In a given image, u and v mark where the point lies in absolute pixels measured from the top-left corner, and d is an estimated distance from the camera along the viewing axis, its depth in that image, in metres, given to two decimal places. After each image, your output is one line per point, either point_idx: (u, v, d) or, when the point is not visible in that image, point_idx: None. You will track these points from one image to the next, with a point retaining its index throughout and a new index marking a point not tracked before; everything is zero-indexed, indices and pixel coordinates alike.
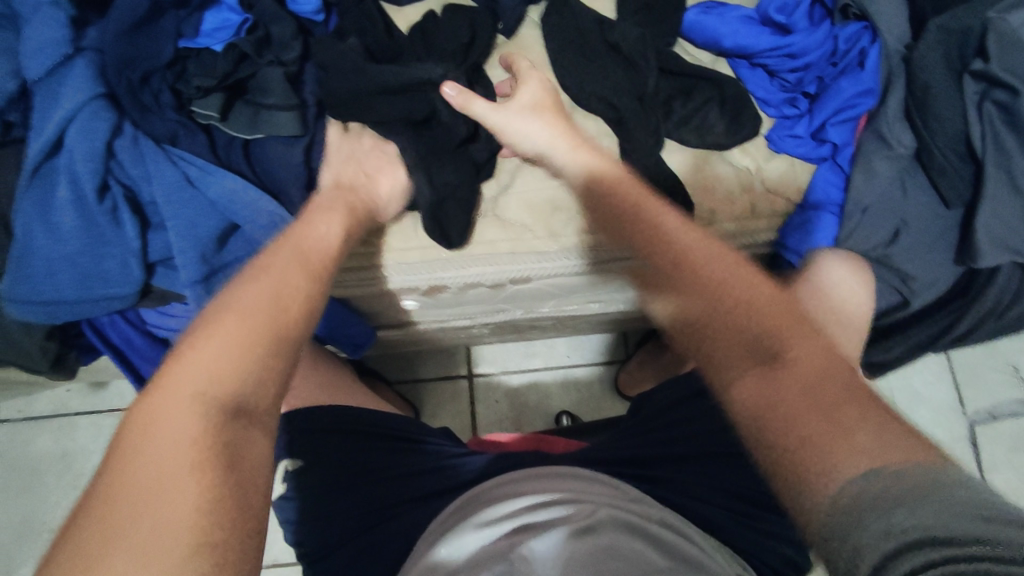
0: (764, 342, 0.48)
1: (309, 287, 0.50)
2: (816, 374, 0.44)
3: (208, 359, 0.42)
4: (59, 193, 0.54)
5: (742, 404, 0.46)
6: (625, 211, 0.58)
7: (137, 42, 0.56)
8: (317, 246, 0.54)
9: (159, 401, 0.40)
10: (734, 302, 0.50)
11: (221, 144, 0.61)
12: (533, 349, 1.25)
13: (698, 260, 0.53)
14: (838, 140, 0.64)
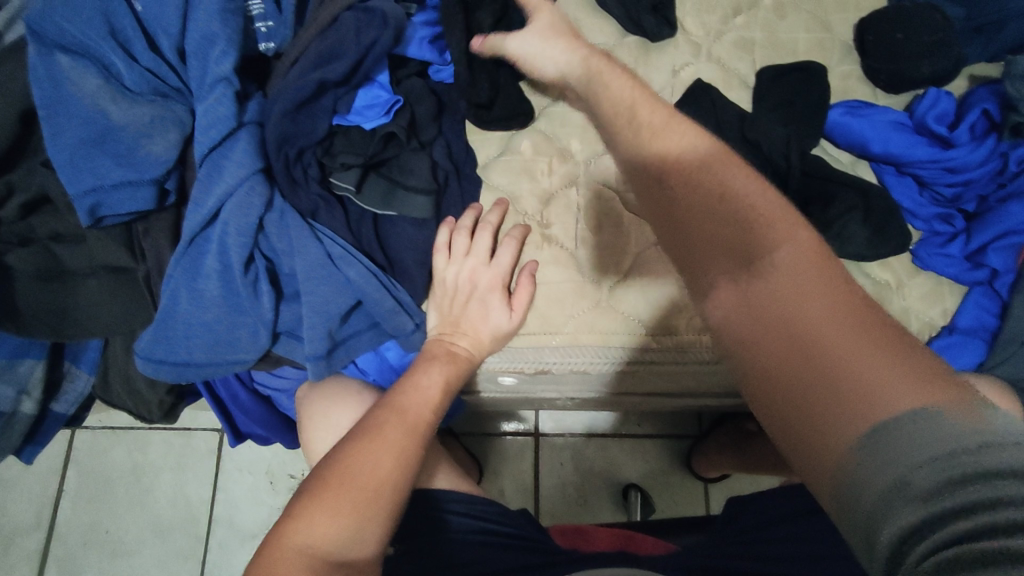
0: (839, 362, 0.33)
1: (408, 443, 0.53)
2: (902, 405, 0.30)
3: (315, 522, 0.46)
4: (206, 261, 0.55)
5: (719, 321, 0.40)
6: (669, 185, 0.45)
7: (297, 119, 0.58)
8: (418, 399, 0.57)
9: (280, 551, 0.45)
10: (783, 278, 0.37)
11: (354, 218, 0.62)
12: (603, 414, 1.21)
13: (682, 159, 0.46)
14: (999, 267, 0.60)
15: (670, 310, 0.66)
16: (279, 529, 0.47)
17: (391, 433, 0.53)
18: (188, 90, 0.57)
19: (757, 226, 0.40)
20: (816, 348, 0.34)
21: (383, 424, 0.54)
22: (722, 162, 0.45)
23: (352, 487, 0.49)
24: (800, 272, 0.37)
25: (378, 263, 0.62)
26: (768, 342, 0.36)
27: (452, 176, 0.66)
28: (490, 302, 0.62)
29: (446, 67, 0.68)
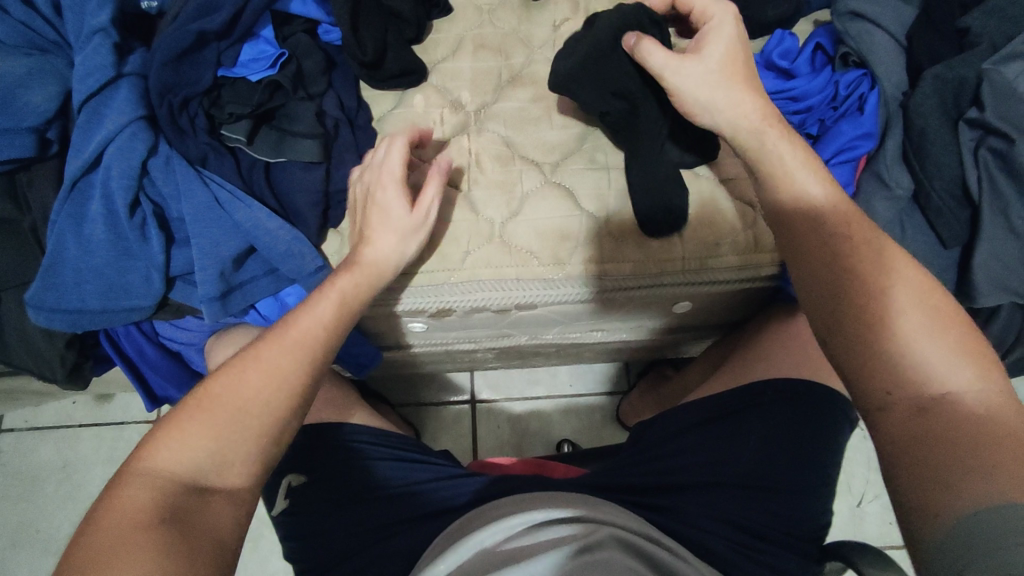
0: (925, 376, 0.44)
1: (292, 364, 0.52)
2: (967, 409, 0.42)
3: (180, 448, 0.47)
4: (92, 206, 0.58)
5: (892, 419, 0.44)
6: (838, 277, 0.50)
7: (180, 69, 0.60)
8: (307, 324, 0.55)
9: (139, 468, 0.46)
10: (904, 313, 0.47)
11: (245, 166, 0.65)
12: (536, 376, 1.19)
13: (869, 265, 0.50)
14: (839, 180, 0.66)
15: (559, 242, 0.70)
16: (141, 455, 0.47)
17: (276, 358, 0.52)
18: (65, 43, 0.59)
19: (882, 265, 0.50)
20: (908, 362, 0.45)
21: (268, 350, 0.53)
22: (788, 142, 0.58)
23: (223, 413, 0.49)
24: (927, 308, 0.47)
25: (270, 207, 0.64)
26: (912, 392, 0.44)
27: (343, 125, 0.68)
28: (388, 210, 0.60)
29: (334, 28, 0.70)
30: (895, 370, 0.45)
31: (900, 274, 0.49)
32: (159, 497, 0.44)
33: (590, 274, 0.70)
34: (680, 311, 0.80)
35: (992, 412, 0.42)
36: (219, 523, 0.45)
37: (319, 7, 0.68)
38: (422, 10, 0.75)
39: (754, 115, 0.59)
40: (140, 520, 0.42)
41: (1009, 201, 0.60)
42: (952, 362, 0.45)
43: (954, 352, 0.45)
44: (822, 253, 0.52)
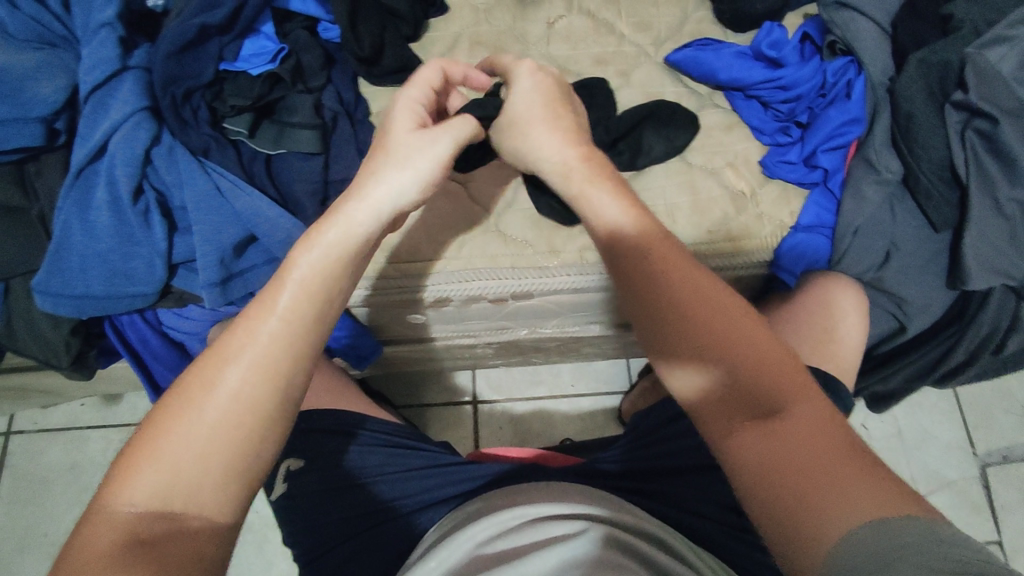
0: (763, 396, 0.43)
1: (264, 363, 0.42)
2: (807, 421, 0.41)
3: (158, 469, 0.39)
4: (97, 194, 0.60)
5: (744, 463, 0.41)
6: (671, 311, 0.48)
7: (182, 63, 0.62)
8: (274, 308, 0.44)
9: (118, 493, 0.38)
10: (734, 347, 0.45)
11: (246, 157, 0.67)
12: (538, 376, 1.18)
13: (704, 291, 0.48)
14: (829, 166, 0.67)
15: (554, 231, 0.71)
16: (116, 472, 0.39)
17: (240, 356, 0.42)
18: (74, 39, 0.62)
19: (700, 291, 0.48)
20: (742, 391, 0.44)
21: (230, 354, 0.42)
22: (613, 189, 0.52)
23: (192, 428, 0.40)
24: (747, 335, 0.46)
25: (271, 196, 0.66)
26: (749, 436, 0.42)
27: (341, 117, 0.70)
28: (398, 167, 0.50)
29: (333, 26, 0.72)
30: (739, 403, 0.44)
31: (723, 303, 0.47)
32: (139, 516, 0.37)
33: (585, 262, 0.70)
34: None
35: (822, 421, 0.41)
36: (202, 537, 0.38)
37: (318, 6, 0.70)
38: (419, 8, 0.76)
39: (574, 159, 0.54)
40: (129, 536, 0.36)
41: (997, 183, 0.61)
42: (783, 386, 0.43)
43: (782, 376, 0.44)
44: (641, 298, 0.49)
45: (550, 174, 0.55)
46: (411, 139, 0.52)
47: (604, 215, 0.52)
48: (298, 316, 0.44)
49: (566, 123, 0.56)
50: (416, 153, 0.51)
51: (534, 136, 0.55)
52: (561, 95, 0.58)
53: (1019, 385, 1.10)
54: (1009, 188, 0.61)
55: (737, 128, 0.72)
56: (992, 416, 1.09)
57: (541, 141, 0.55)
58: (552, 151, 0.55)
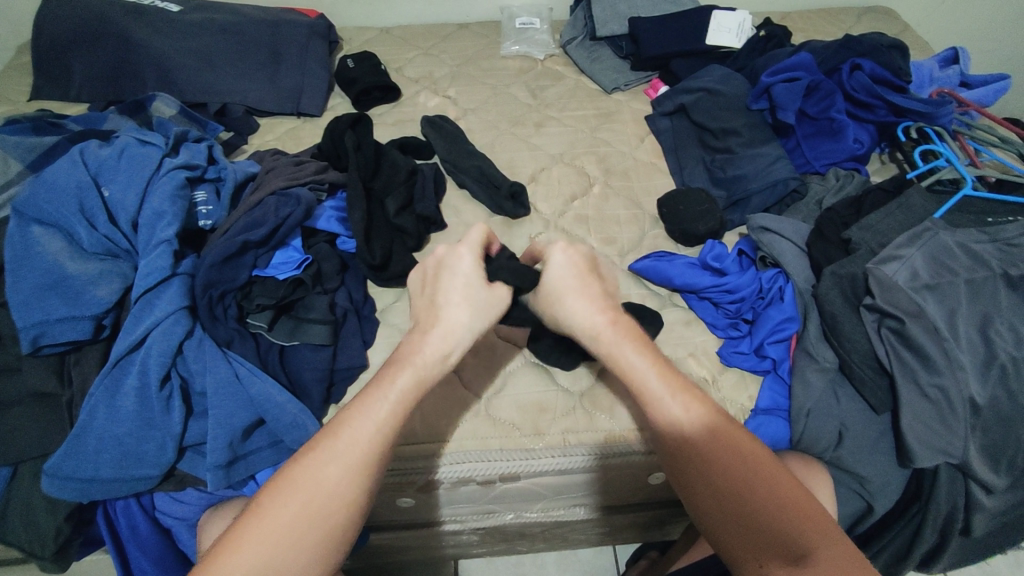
0: (791, 540, 0.50)
1: (340, 489, 0.53)
2: (829, 561, 0.48)
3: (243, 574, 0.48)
4: (127, 381, 0.66)
5: None
6: (697, 456, 0.56)
7: (222, 270, 0.74)
8: (350, 444, 0.55)
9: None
10: (754, 484, 0.53)
11: (263, 349, 0.75)
12: (523, 568, 1.14)
13: (727, 438, 0.57)
14: (776, 356, 0.77)
15: (538, 415, 0.78)
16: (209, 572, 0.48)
17: (327, 481, 0.53)
18: (134, 251, 0.73)
19: (722, 433, 0.57)
20: (761, 525, 0.51)
21: (314, 481, 0.53)
22: (636, 347, 0.63)
23: (279, 539, 0.50)
24: (767, 477, 0.54)
25: (281, 382, 0.73)
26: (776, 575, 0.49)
27: (351, 313, 0.80)
28: (456, 309, 0.63)
29: (350, 239, 0.86)
30: (764, 545, 0.51)
31: (744, 446, 0.56)
32: None
33: (567, 443, 0.76)
34: (655, 484, 0.84)
35: (842, 561, 0.48)
36: None
37: (339, 224, 0.84)
38: (422, 226, 0.91)
39: (603, 323, 0.64)
40: None
41: (916, 371, 0.71)
42: (808, 530, 0.50)
43: (804, 518, 0.51)
44: (672, 438, 0.58)
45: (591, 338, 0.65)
46: (464, 285, 0.64)
47: (644, 373, 0.61)
48: (368, 451, 0.55)
49: (594, 291, 0.67)
50: (476, 300, 0.64)
51: (573, 304, 0.66)
52: (589, 270, 0.68)
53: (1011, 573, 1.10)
54: (928, 376, 0.71)
55: (694, 323, 0.83)
56: None
57: (578, 306, 0.65)
58: (586, 317, 0.65)
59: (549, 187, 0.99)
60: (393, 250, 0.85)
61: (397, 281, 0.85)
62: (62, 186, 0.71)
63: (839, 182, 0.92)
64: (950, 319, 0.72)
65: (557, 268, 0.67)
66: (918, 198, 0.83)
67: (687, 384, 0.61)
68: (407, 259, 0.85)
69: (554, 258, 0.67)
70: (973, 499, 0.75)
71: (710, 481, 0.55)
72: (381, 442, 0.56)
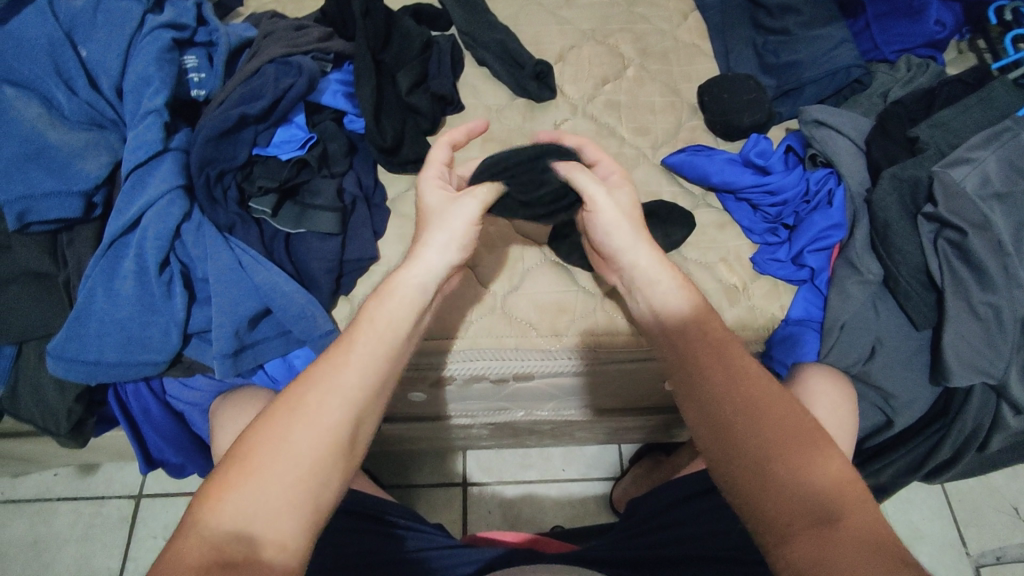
0: (822, 501, 0.45)
1: (336, 414, 0.48)
2: (863, 532, 0.44)
3: (244, 499, 0.44)
4: (125, 264, 0.63)
5: (798, 565, 0.43)
6: (728, 396, 0.51)
7: (219, 147, 0.67)
8: (354, 369, 0.49)
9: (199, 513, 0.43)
10: (786, 437, 0.48)
11: (268, 235, 0.70)
12: (530, 459, 1.17)
13: (757, 382, 0.51)
14: (815, 266, 0.72)
15: (557, 315, 0.74)
16: (207, 494, 0.44)
17: (301, 417, 0.47)
18: (121, 121, 0.67)
19: (750, 384, 0.51)
20: (798, 488, 0.46)
21: (282, 426, 0.46)
22: (679, 284, 0.58)
23: (272, 466, 0.45)
24: (800, 428, 0.48)
25: (287, 272, 0.69)
26: (806, 543, 0.44)
27: (360, 201, 0.74)
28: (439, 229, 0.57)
29: (359, 118, 0.78)
30: (790, 503, 0.45)
31: (777, 392, 0.51)
32: (225, 535, 0.42)
33: (583, 345, 0.73)
34: (671, 388, 0.82)
35: (870, 520, 0.44)
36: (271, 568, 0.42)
37: (346, 101, 0.76)
38: (437, 107, 0.82)
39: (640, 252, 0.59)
40: (219, 553, 0.42)
41: (969, 288, 0.65)
42: (837, 492, 0.46)
43: (834, 473, 0.46)
44: (699, 371, 0.53)
45: (640, 282, 0.59)
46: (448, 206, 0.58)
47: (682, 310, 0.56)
48: (361, 382, 0.49)
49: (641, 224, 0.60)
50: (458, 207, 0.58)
51: (618, 241, 0.59)
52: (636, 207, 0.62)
53: (1008, 485, 1.12)
54: (981, 293, 0.65)
55: (729, 226, 0.77)
56: (984, 514, 1.10)
57: (627, 247, 0.59)
58: (635, 255, 0.59)
59: (579, 68, 0.89)
60: (405, 131, 0.78)
61: (409, 166, 0.78)
62: (32, 43, 0.63)
63: (910, 73, 0.81)
64: (1016, 232, 0.66)
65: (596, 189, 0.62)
66: (1002, 93, 0.73)
67: (719, 327, 0.55)
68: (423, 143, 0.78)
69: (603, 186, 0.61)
70: (1001, 418, 0.73)
71: (737, 424, 0.49)
72: (382, 370, 0.51)
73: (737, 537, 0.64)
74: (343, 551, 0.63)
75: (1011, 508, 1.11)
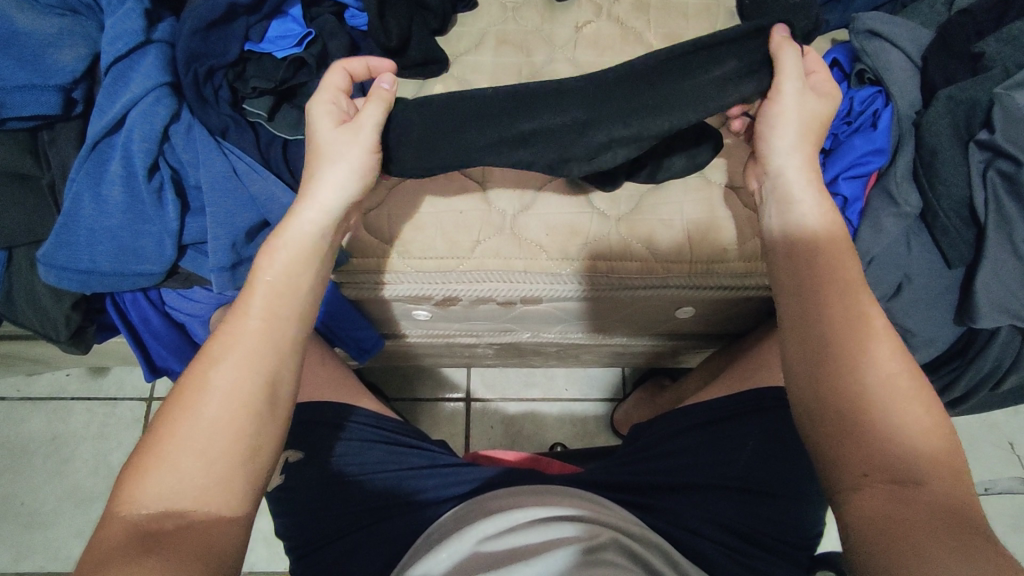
0: (902, 461, 0.45)
1: (251, 360, 0.47)
2: (941, 491, 0.44)
3: (172, 469, 0.42)
4: (111, 167, 0.59)
5: (862, 512, 0.44)
6: (826, 346, 0.50)
7: (208, 40, 0.61)
8: (254, 313, 0.48)
9: (129, 491, 0.42)
10: (877, 394, 0.47)
11: (263, 142, 0.65)
12: (533, 378, 1.18)
13: (867, 331, 0.50)
14: (850, 194, 0.66)
15: (569, 237, 0.70)
16: (128, 475, 0.43)
17: (216, 373, 0.46)
18: (97, 7, 0.61)
19: (851, 337, 0.49)
20: (878, 450, 0.46)
21: (197, 385, 0.45)
22: (820, 204, 0.55)
23: (205, 425, 0.44)
24: (891, 385, 0.48)
25: (286, 182, 0.64)
26: (874, 495, 0.45)
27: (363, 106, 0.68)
28: (341, 161, 0.54)
29: (361, 13, 0.70)
30: (871, 454, 0.46)
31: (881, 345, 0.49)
32: (156, 514, 0.41)
33: (596, 271, 0.70)
34: (681, 317, 0.80)
35: (954, 490, 0.44)
36: (217, 528, 0.42)
37: None
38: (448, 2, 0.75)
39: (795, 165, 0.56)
40: (145, 530, 0.40)
41: (1014, 224, 0.61)
42: (919, 454, 0.45)
43: (912, 432, 0.46)
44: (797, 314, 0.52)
45: (779, 200, 0.57)
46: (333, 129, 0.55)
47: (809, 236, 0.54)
48: (268, 323, 0.48)
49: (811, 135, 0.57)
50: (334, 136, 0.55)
51: (778, 141, 0.57)
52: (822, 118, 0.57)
53: (1006, 421, 1.12)
54: None
55: None
56: (978, 448, 1.11)
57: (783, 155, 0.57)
58: (786, 161, 0.56)
59: None
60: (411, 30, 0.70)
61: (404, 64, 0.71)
62: None
63: None
64: None
65: (777, 84, 0.57)
66: None
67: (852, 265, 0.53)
68: (433, 45, 0.71)
69: (789, 89, 0.56)
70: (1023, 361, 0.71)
71: (830, 371, 0.49)
72: (286, 309, 0.49)
73: (737, 468, 0.64)
74: (335, 468, 0.65)
75: (1006, 443, 1.12)
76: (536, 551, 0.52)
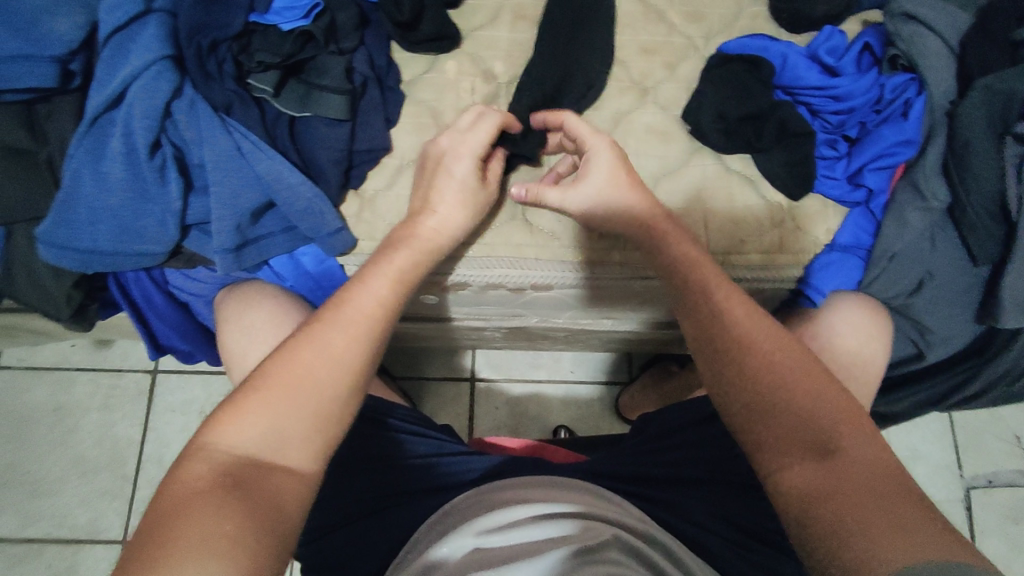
0: (818, 428, 0.47)
1: (347, 345, 0.51)
2: (856, 461, 0.45)
3: (259, 418, 0.47)
4: (111, 143, 0.57)
5: (791, 488, 0.46)
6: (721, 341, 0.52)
7: (211, 11, 0.59)
8: (361, 301, 0.53)
9: (224, 428, 0.46)
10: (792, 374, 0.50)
11: (269, 118, 0.62)
12: (539, 360, 1.17)
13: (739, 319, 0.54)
14: (874, 186, 0.64)
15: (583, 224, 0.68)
16: (222, 415, 0.47)
17: (322, 344, 0.50)
18: None
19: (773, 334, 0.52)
20: (790, 423, 0.48)
21: (301, 348, 0.50)
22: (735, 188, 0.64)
23: (298, 385, 0.48)
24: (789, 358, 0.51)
25: (292, 161, 0.62)
26: (799, 470, 0.46)
27: (371, 82, 0.65)
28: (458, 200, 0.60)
29: None
30: (803, 433, 0.47)
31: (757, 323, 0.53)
32: (236, 458, 0.45)
33: (607, 259, 0.68)
34: None
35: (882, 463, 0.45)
36: (291, 482, 0.46)
37: None
38: None
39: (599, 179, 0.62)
40: (226, 469, 0.45)
41: None
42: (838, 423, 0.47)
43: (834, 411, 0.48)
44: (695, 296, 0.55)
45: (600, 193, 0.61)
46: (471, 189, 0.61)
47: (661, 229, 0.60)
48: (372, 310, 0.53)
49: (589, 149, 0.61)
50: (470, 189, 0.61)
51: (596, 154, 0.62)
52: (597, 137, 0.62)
53: (1013, 414, 1.11)
54: None
55: None
56: (982, 440, 1.10)
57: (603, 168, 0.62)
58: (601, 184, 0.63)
59: None
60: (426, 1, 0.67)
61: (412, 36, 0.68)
62: None
63: None
64: None
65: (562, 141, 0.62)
66: None
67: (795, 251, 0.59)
68: (446, 19, 0.68)
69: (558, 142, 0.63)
70: None
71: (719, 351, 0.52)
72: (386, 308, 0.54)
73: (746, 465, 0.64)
74: (339, 453, 0.65)
75: (1012, 436, 1.11)
76: (537, 545, 0.51)
